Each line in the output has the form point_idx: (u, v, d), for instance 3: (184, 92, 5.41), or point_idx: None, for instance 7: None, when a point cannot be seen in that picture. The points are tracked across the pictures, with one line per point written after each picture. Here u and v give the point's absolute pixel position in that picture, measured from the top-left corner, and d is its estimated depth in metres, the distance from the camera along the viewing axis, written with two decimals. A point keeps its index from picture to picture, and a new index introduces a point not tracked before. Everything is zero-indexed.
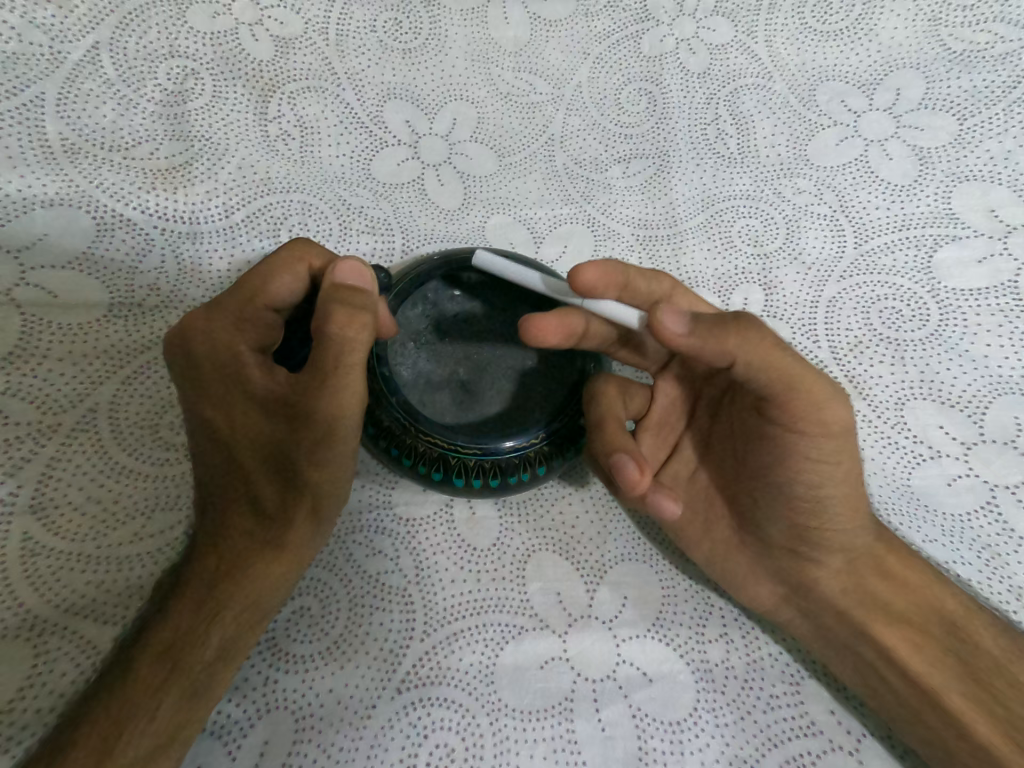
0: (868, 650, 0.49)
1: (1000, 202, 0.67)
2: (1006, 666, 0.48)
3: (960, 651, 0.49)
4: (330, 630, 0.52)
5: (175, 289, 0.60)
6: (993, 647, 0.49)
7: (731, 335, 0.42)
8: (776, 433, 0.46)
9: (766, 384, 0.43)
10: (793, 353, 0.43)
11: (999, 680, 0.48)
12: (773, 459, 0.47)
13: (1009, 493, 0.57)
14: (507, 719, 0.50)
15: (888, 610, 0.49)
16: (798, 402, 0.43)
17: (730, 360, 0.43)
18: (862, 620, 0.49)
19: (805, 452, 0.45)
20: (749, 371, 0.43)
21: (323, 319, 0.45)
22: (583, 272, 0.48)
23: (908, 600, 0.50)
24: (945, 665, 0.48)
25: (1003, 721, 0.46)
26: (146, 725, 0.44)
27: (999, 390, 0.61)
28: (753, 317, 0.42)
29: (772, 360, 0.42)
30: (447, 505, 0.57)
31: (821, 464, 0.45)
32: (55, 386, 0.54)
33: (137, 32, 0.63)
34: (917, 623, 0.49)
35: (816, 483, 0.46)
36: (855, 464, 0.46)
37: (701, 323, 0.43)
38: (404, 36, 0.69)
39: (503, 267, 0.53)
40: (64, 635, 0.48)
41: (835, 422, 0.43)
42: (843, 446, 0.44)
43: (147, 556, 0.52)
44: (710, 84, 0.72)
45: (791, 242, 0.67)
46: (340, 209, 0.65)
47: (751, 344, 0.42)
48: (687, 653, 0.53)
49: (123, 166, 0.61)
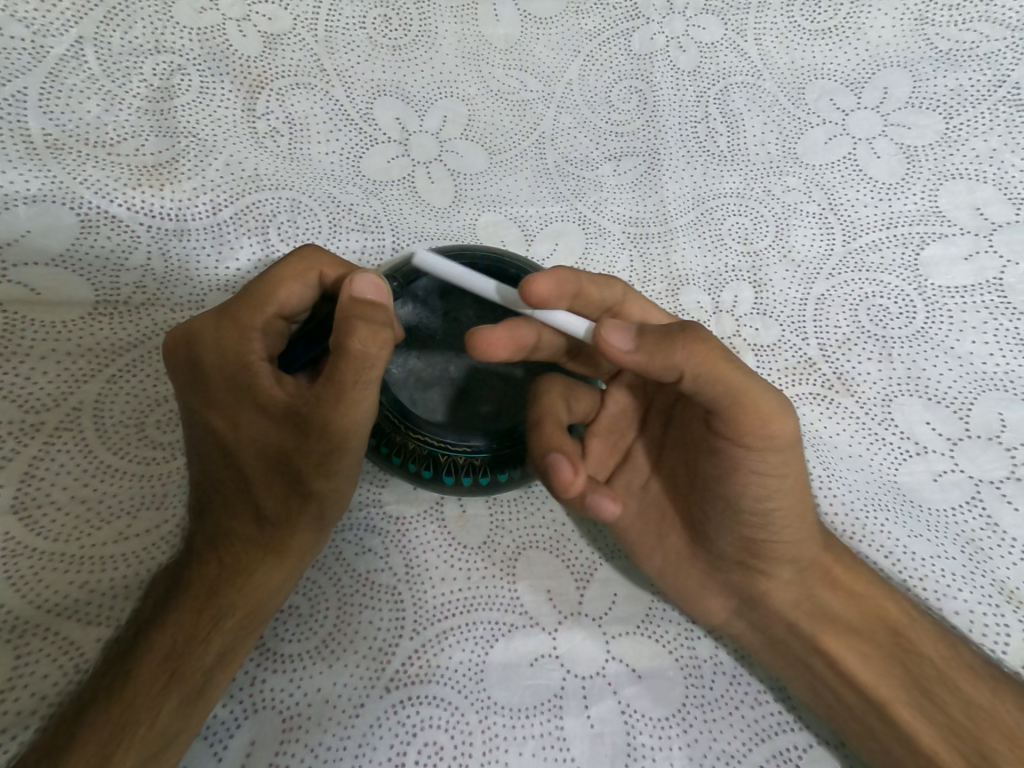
0: (819, 662, 0.48)
1: (985, 200, 0.67)
2: (948, 673, 0.46)
3: (903, 659, 0.47)
4: (318, 628, 0.50)
5: (162, 286, 0.59)
6: (936, 654, 0.47)
7: (678, 348, 0.42)
8: (724, 446, 0.45)
9: (713, 397, 0.43)
10: (740, 366, 0.42)
11: (940, 687, 0.46)
12: (722, 472, 0.47)
13: (994, 488, 0.56)
14: (497, 717, 0.48)
15: (836, 620, 0.48)
16: (743, 416, 0.43)
17: (678, 373, 0.42)
18: (810, 633, 0.48)
19: (752, 466, 0.44)
20: (698, 383, 0.42)
21: (343, 334, 0.43)
22: (535, 283, 0.47)
23: (854, 609, 0.48)
24: (887, 674, 0.47)
25: (944, 728, 0.45)
26: (144, 732, 0.42)
27: (984, 386, 0.60)
28: (700, 327, 0.42)
29: (717, 372, 0.42)
30: (437, 502, 0.55)
31: (768, 477, 0.44)
32: (37, 385, 0.53)
33: (122, 28, 0.62)
34: (864, 632, 0.48)
35: (763, 497, 0.45)
36: (801, 478, 0.45)
37: (648, 336, 0.43)
38: (393, 35, 0.69)
39: (452, 274, 0.47)
40: (45, 636, 0.47)
41: (782, 436, 0.43)
42: (789, 459, 0.44)
43: (133, 556, 0.50)
44: (701, 82, 0.72)
45: (781, 239, 0.67)
46: (329, 206, 0.64)
47: (697, 355, 0.41)
48: (676, 649, 0.52)
49: (108, 162, 0.60)
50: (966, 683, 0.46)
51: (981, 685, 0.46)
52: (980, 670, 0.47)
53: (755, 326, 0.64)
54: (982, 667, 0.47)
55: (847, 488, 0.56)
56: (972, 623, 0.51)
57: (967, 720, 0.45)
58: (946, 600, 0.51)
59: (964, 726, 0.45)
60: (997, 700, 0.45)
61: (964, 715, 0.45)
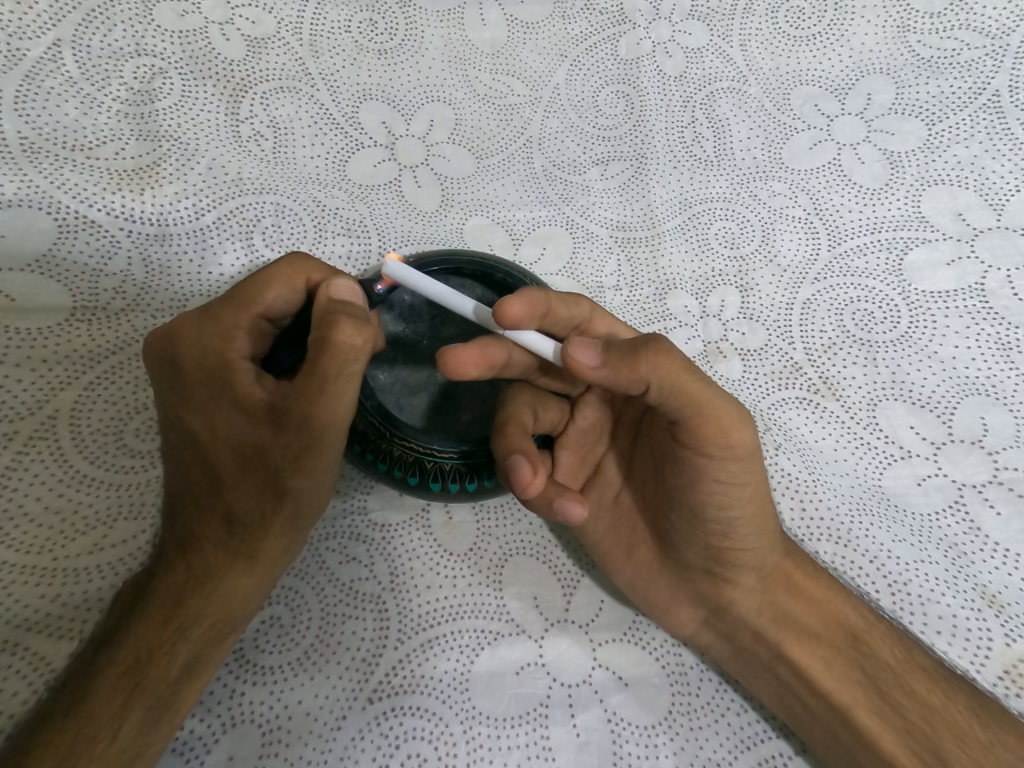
0: (784, 669, 0.48)
1: (967, 206, 0.67)
2: (905, 676, 0.47)
3: (862, 663, 0.48)
4: (301, 639, 0.50)
5: (142, 291, 0.58)
6: (892, 657, 0.48)
7: (643, 360, 0.42)
8: (688, 456, 0.46)
9: (678, 409, 0.44)
10: (702, 378, 0.43)
11: (896, 690, 0.47)
12: (686, 481, 0.47)
13: (977, 492, 0.57)
14: (482, 726, 0.48)
15: (798, 625, 0.49)
16: (706, 426, 0.44)
17: (644, 385, 0.43)
18: (775, 639, 0.49)
19: (714, 475, 0.46)
20: (663, 394, 0.43)
21: (328, 328, 0.43)
22: (506, 305, 0.46)
23: (815, 614, 0.49)
24: (850, 679, 0.47)
25: (902, 731, 0.46)
26: (104, 748, 0.41)
27: (966, 391, 0.61)
28: (664, 339, 0.43)
29: (681, 383, 0.43)
30: (423, 509, 0.55)
31: (730, 485, 0.46)
32: (12, 393, 0.52)
33: (101, 31, 0.62)
34: (825, 637, 0.49)
35: (726, 505, 0.46)
36: (762, 488, 0.47)
37: (614, 350, 0.43)
38: (379, 39, 0.69)
39: (432, 292, 0.47)
40: (15, 652, 0.46)
41: (742, 445, 0.44)
42: (749, 468, 0.45)
43: (108, 566, 0.49)
44: (687, 87, 0.72)
45: (767, 244, 0.67)
46: (314, 210, 0.63)
47: (662, 368, 0.42)
48: (663, 656, 0.52)
49: (85, 166, 0.59)
50: (921, 685, 0.47)
51: (936, 686, 0.47)
52: (935, 671, 0.47)
53: (742, 331, 0.64)
54: (935, 670, 0.47)
55: (833, 492, 0.56)
56: (955, 628, 0.51)
57: (924, 723, 0.46)
58: (929, 605, 0.52)
59: (919, 727, 0.46)
60: (949, 701, 0.46)
61: (919, 717, 0.46)
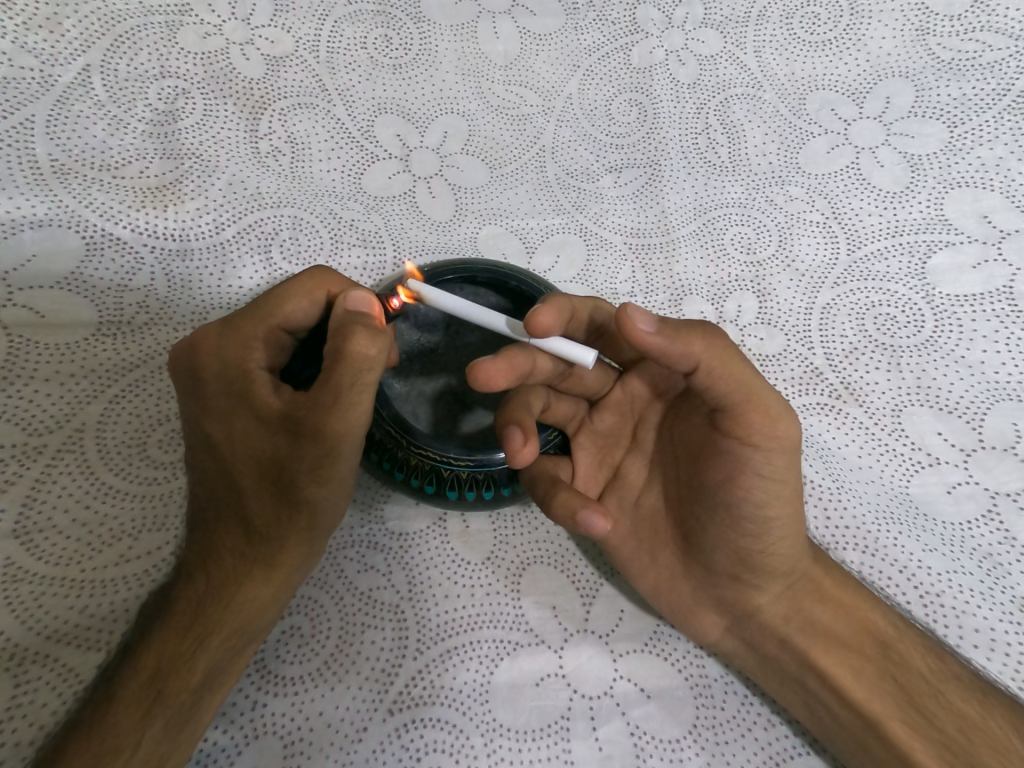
0: (813, 680, 0.47)
1: (992, 208, 0.66)
2: (939, 686, 0.46)
3: (894, 673, 0.46)
4: (321, 650, 0.50)
5: (165, 305, 0.59)
6: (924, 666, 0.46)
7: (696, 338, 0.43)
8: (728, 448, 0.46)
9: (723, 394, 0.44)
10: (749, 365, 0.44)
11: (930, 699, 0.45)
12: (724, 477, 0.46)
13: (1010, 501, 0.55)
14: (503, 739, 0.47)
15: (827, 633, 0.47)
16: (752, 414, 0.44)
17: (693, 364, 0.43)
18: (803, 648, 0.47)
19: (755, 468, 0.45)
20: (710, 379, 0.44)
21: (343, 339, 0.43)
22: (539, 316, 0.46)
23: (846, 622, 0.48)
24: (882, 689, 0.46)
25: (938, 745, 0.44)
26: (127, 759, 0.41)
27: (998, 397, 0.59)
28: (715, 325, 0.44)
29: (730, 369, 0.43)
30: (440, 518, 0.55)
31: (771, 481, 0.45)
32: (42, 407, 0.53)
33: (128, 55, 0.64)
34: (855, 645, 0.47)
35: (764, 502, 0.45)
36: (800, 487, 0.46)
37: (668, 324, 0.43)
38: (394, 54, 0.70)
39: (460, 307, 0.46)
40: (44, 664, 0.46)
41: (788, 437, 0.44)
42: (791, 464, 0.45)
43: (134, 578, 0.50)
44: (701, 95, 0.72)
45: (785, 249, 0.66)
46: (331, 223, 0.64)
47: (714, 351, 0.43)
48: (686, 668, 0.51)
49: (112, 185, 0.60)
50: (955, 696, 0.45)
51: (972, 698, 0.45)
52: (969, 682, 0.46)
53: (760, 336, 0.63)
54: (971, 681, 0.46)
55: (857, 501, 0.55)
56: (993, 641, 0.49)
57: (959, 734, 0.44)
58: (964, 617, 0.50)
59: (956, 739, 0.44)
60: (987, 714, 0.45)
61: (955, 729, 0.44)
